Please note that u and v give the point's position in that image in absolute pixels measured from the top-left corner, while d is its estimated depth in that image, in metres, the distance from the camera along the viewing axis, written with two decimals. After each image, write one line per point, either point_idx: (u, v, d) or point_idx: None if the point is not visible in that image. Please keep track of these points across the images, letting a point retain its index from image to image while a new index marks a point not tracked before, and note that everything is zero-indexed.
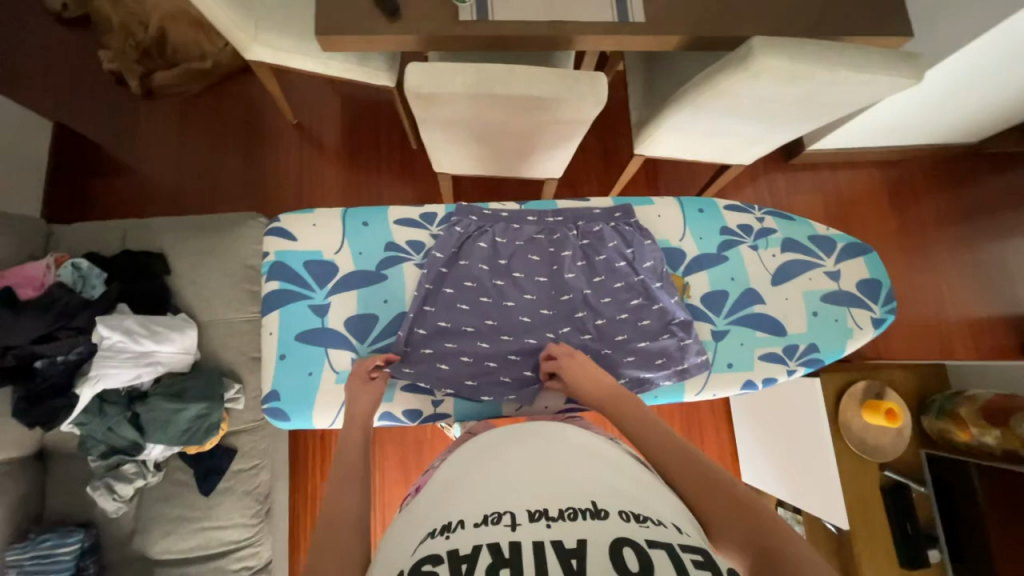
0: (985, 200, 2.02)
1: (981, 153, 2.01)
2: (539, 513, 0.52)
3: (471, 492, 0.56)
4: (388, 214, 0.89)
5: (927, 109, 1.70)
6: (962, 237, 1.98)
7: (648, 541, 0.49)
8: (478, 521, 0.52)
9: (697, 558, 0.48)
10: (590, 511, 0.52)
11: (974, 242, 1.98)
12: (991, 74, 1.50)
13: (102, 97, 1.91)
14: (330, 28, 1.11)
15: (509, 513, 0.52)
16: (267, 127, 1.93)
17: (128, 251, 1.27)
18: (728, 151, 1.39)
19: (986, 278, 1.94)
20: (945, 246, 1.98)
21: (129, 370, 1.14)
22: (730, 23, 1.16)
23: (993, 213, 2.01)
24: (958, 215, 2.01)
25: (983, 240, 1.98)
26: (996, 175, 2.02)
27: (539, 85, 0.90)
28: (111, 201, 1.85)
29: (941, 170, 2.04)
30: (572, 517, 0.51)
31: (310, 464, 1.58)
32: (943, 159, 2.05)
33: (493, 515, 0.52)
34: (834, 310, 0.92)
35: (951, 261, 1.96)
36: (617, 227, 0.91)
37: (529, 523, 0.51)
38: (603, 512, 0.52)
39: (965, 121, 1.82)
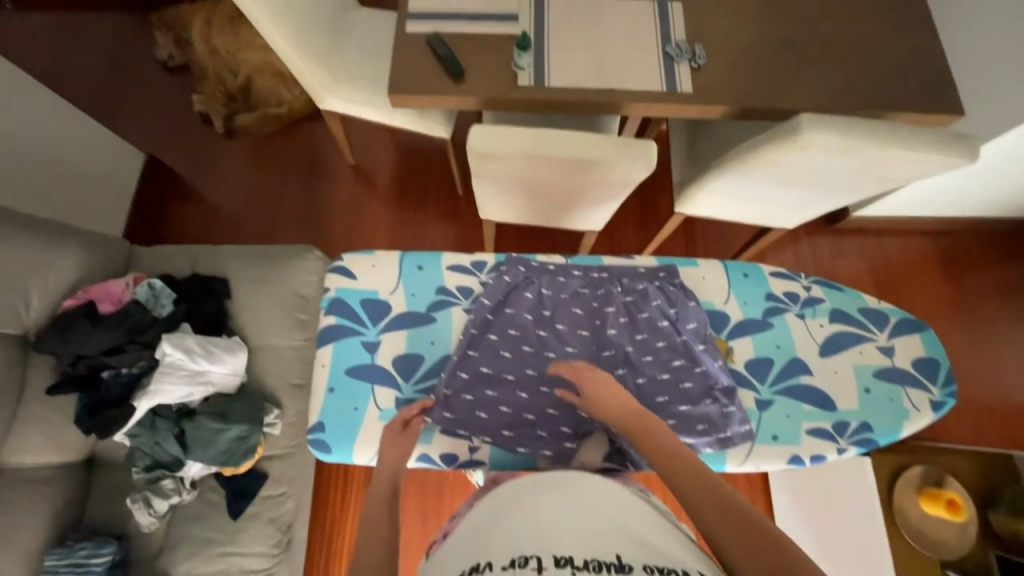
0: None
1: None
2: (565, 560, 0.54)
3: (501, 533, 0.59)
4: (441, 259, 0.94)
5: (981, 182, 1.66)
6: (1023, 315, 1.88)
7: None
8: (506, 563, 0.54)
9: None
10: (614, 565, 0.54)
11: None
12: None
13: (189, 133, 2.14)
14: (401, 87, 1.23)
15: (536, 557, 0.54)
16: (328, 166, 2.10)
17: (196, 274, 1.38)
18: (771, 215, 1.40)
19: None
20: (1005, 324, 1.87)
21: (183, 388, 1.22)
22: (778, 97, 1.20)
23: None
24: (1019, 292, 1.91)
25: None
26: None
27: (593, 149, 0.96)
28: (183, 225, 2.03)
29: (998, 244, 1.96)
30: (594, 568, 0.53)
31: (330, 496, 1.58)
32: (999, 233, 1.97)
33: (522, 558, 0.54)
34: (887, 388, 0.89)
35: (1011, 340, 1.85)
36: (661, 286, 0.92)
37: (555, 569, 0.53)
38: (627, 567, 0.53)
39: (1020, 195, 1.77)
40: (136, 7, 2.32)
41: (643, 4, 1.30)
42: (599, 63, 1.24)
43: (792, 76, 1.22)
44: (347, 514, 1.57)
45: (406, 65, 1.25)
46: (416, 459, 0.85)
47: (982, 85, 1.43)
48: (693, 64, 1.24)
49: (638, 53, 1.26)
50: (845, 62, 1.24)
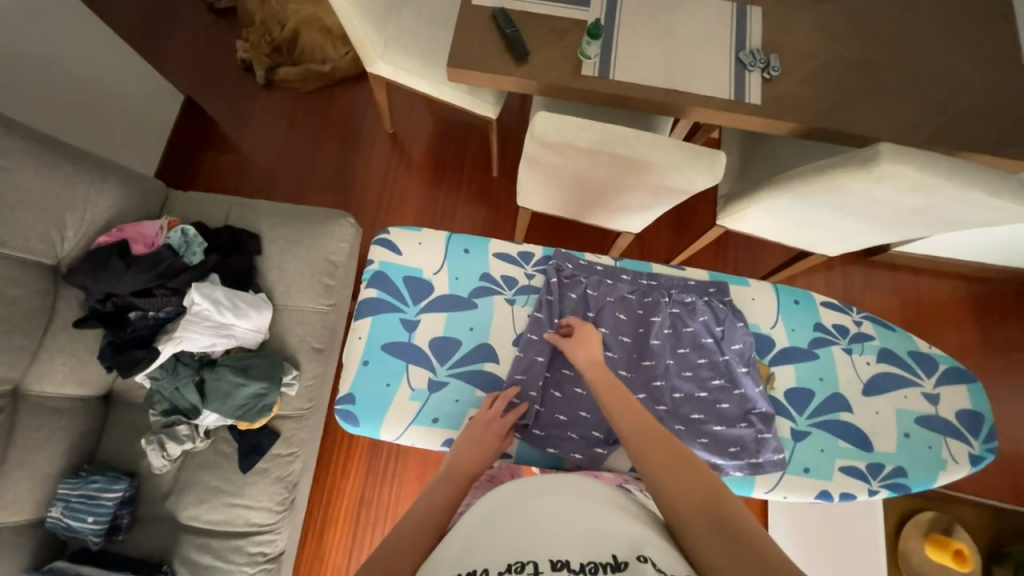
0: None
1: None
2: (562, 563, 0.50)
3: (490, 537, 0.54)
4: (489, 247, 0.92)
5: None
6: None
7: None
8: (501, 570, 0.50)
9: None
10: (610, 565, 0.50)
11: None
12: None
13: (230, 81, 2.11)
14: (461, 61, 1.19)
15: (533, 562, 0.50)
16: (364, 131, 2.06)
17: (230, 227, 1.36)
18: (817, 240, 1.36)
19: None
20: None
21: (207, 337, 1.22)
22: (850, 121, 1.15)
23: None
24: None
25: None
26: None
27: (658, 152, 0.93)
28: (215, 172, 2.01)
29: None
30: (593, 571, 0.49)
31: (335, 461, 1.60)
32: None
33: (517, 564, 0.50)
34: (927, 436, 0.87)
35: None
36: (710, 302, 0.90)
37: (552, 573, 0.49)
38: (624, 566, 0.50)
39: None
40: None
41: (723, 5, 1.25)
42: (668, 62, 1.19)
43: (867, 100, 1.17)
44: (349, 481, 1.58)
45: (469, 38, 1.20)
46: (443, 444, 0.82)
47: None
48: (765, 75, 1.19)
49: (709, 55, 1.21)
50: (923, 93, 1.18)
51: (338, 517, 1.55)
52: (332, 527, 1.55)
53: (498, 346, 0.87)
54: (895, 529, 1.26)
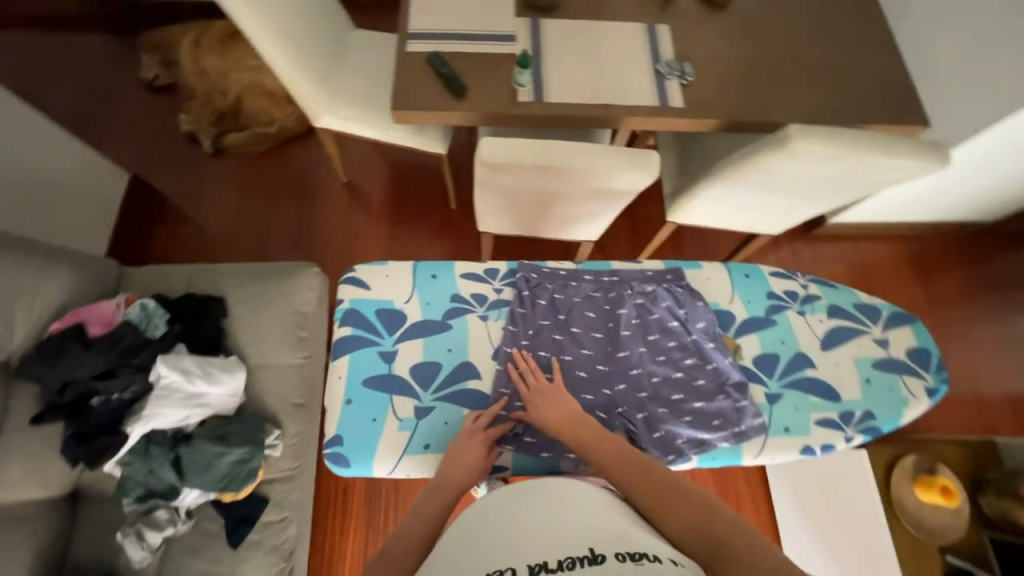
0: (1003, 276, 2.07)
1: (987, 232, 2.12)
2: (539, 566, 0.50)
3: (469, 554, 0.54)
4: (455, 269, 0.95)
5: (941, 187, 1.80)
6: (986, 312, 2.02)
7: None
8: None
9: None
10: (587, 559, 0.50)
11: (995, 314, 2.01)
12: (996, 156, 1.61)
13: (177, 154, 2.11)
14: (404, 103, 1.25)
15: (510, 569, 0.50)
16: (321, 184, 2.10)
17: (191, 294, 1.34)
18: (759, 220, 1.47)
19: (1016, 351, 1.93)
20: (972, 320, 2.00)
21: (179, 410, 1.17)
22: (762, 111, 1.28)
23: (1011, 288, 2.05)
24: (980, 289, 2.05)
25: (1006, 315, 2.01)
26: (1008, 253, 2.10)
27: (597, 159, 1.01)
28: (170, 246, 1.97)
29: (959, 247, 2.11)
30: (569, 567, 0.49)
31: (329, 519, 1.53)
32: (959, 236, 2.13)
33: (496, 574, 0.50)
34: (886, 377, 0.93)
35: (970, 334, 1.98)
36: (669, 287, 0.96)
37: None
38: (601, 559, 0.49)
39: (974, 202, 1.92)
40: (120, 30, 2.30)
41: (634, 26, 1.38)
42: (595, 81, 1.30)
43: (774, 91, 1.31)
44: (348, 536, 1.51)
45: (408, 81, 1.28)
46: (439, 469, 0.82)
47: (941, 101, 1.56)
48: (682, 81, 1.31)
49: (630, 70, 1.33)
50: (820, 79, 1.33)
51: None
52: None
53: (479, 362, 0.88)
54: (885, 479, 1.32)
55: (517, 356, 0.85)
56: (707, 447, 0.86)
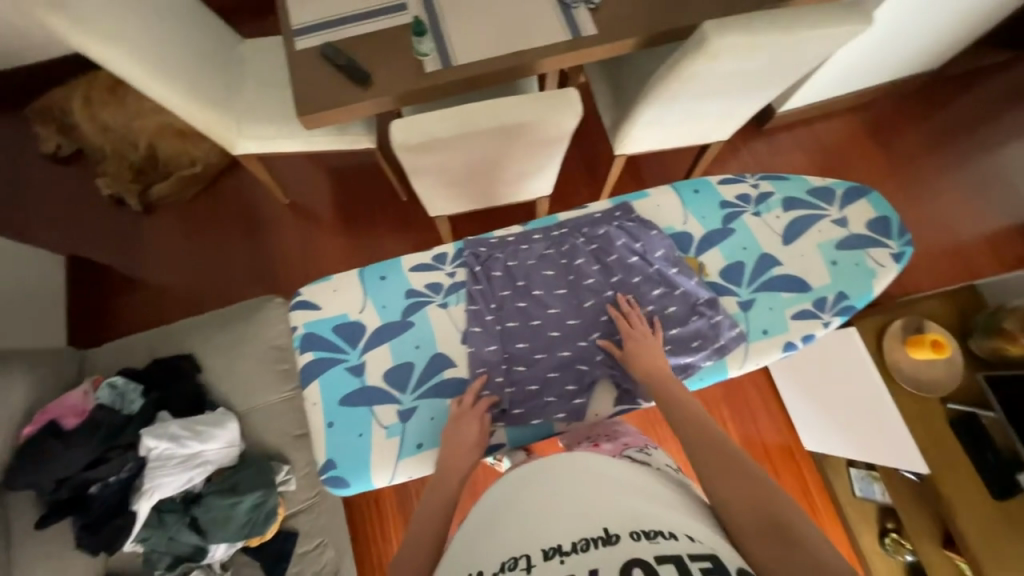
0: (959, 120, 2.06)
1: (933, 82, 2.10)
2: (552, 550, 0.51)
3: (485, 545, 0.57)
4: (402, 264, 0.91)
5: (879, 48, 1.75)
6: (949, 160, 2.01)
7: (656, 556, 0.49)
8: (495, 569, 0.53)
9: (706, 566, 0.49)
10: (602, 539, 0.52)
11: (959, 159, 2.01)
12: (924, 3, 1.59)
13: (107, 221, 2.01)
14: (311, 107, 1.18)
15: (525, 555, 0.52)
16: (265, 211, 2.01)
17: (159, 359, 1.30)
18: (706, 129, 1.42)
19: (983, 191, 1.95)
20: (937, 171, 2.00)
21: (180, 475, 1.15)
22: (679, 15, 1.21)
23: (969, 130, 2.04)
24: (940, 139, 2.04)
25: (970, 157, 2.01)
26: (959, 96, 2.08)
27: (514, 113, 0.96)
28: (132, 315, 1.91)
29: (911, 102, 2.09)
30: (584, 548, 0.51)
31: (369, 532, 1.56)
32: (910, 92, 2.10)
33: (510, 561, 0.52)
34: (851, 254, 0.92)
35: (939, 185, 1.98)
36: (620, 225, 0.93)
37: (544, 562, 0.51)
38: (615, 538, 0.52)
39: (915, 55, 1.89)
40: (4, 108, 2.14)
41: None
42: (501, 30, 1.23)
43: None
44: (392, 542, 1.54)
45: (307, 82, 1.19)
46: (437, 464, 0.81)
47: None
48: (589, 6, 1.24)
49: (533, 9, 1.25)
50: None
51: None
52: None
53: (450, 351, 0.86)
54: (878, 347, 1.34)
55: (622, 302, 0.87)
56: (692, 370, 0.86)
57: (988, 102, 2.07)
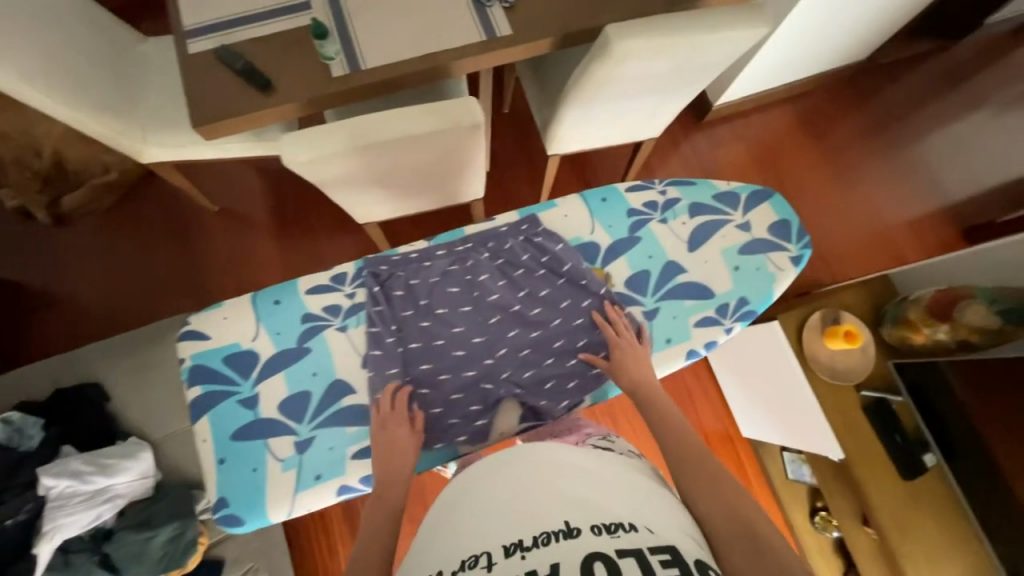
0: (898, 102, 1.99)
1: (880, 63, 2.02)
2: (514, 545, 0.50)
3: (445, 544, 0.55)
4: (298, 288, 0.87)
5: (817, 35, 1.65)
6: (879, 147, 1.96)
7: (618, 551, 0.48)
8: (456, 568, 0.51)
9: (665, 558, 0.48)
10: (564, 533, 0.51)
11: (903, 142, 1.95)
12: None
13: (13, 235, 1.86)
14: (209, 116, 1.10)
15: (486, 553, 0.51)
16: (190, 219, 1.89)
17: (60, 389, 1.22)
18: (637, 129, 1.40)
19: (920, 177, 1.91)
20: (868, 159, 1.95)
21: (86, 512, 1.07)
22: (594, 14, 1.18)
23: (904, 117, 1.98)
24: (876, 129, 1.97)
25: (904, 144, 1.95)
26: (904, 77, 2.02)
27: (411, 124, 0.91)
28: (45, 336, 1.78)
29: (846, 88, 2.01)
30: (545, 541, 0.50)
31: (314, 551, 1.46)
32: (846, 79, 2.02)
33: (472, 558, 0.51)
34: (752, 259, 0.94)
35: (881, 171, 1.93)
36: (527, 237, 0.92)
37: (505, 559, 0.49)
38: (576, 531, 0.51)
39: (857, 38, 1.79)
40: None
41: None
42: (412, 31, 1.17)
43: None
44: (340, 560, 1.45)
45: (203, 89, 1.11)
46: (338, 493, 0.79)
47: None
48: (504, 5, 1.19)
49: (447, 8, 1.19)
50: None
51: None
52: None
53: (349, 376, 0.83)
54: (797, 339, 1.38)
55: (610, 310, 0.87)
56: (600, 382, 0.86)
57: (934, 81, 2.01)
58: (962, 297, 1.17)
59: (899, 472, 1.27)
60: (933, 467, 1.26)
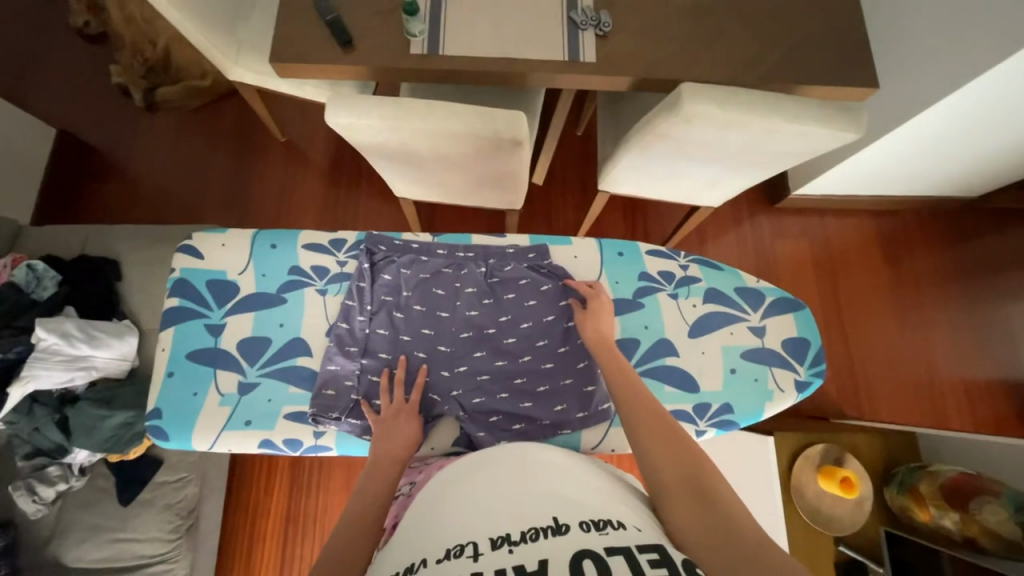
0: (996, 255, 1.79)
1: (990, 207, 1.81)
2: (502, 539, 0.51)
3: (438, 524, 0.56)
4: (296, 241, 0.98)
5: (927, 158, 1.51)
6: (962, 295, 1.76)
7: (607, 549, 0.49)
8: (440, 557, 0.51)
9: (654, 557, 0.49)
10: (552, 529, 0.51)
11: (985, 298, 1.75)
12: (993, 122, 1.32)
13: (109, 107, 2.04)
14: (286, 56, 1.15)
15: (472, 543, 0.51)
16: (257, 141, 2.00)
17: (84, 256, 1.32)
18: (694, 194, 1.33)
19: (992, 337, 1.71)
20: (944, 303, 1.76)
21: (61, 372, 1.14)
22: (682, 68, 1.14)
23: (997, 273, 1.77)
24: (961, 272, 1.79)
25: (989, 300, 1.75)
26: (1014, 229, 1.79)
27: (457, 121, 0.93)
28: (101, 204, 1.94)
29: (942, 221, 1.83)
30: (533, 538, 0.51)
31: (253, 478, 1.49)
32: (948, 211, 1.84)
33: (456, 548, 0.51)
34: (753, 369, 0.94)
35: (949, 322, 1.74)
36: (529, 266, 0.95)
37: (492, 551, 0.50)
38: (564, 528, 0.51)
39: (974, 171, 1.59)
40: None
41: None
42: (499, 32, 1.17)
43: (701, 45, 1.16)
44: (274, 497, 1.48)
45: (292, 31, 1.17)
46: (259, 445, 0.87)
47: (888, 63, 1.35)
48: (598, 32, 1.16)
49: (540, 20, 1.19)
50: (756, 31, 1.17)
51: (266, 534, 1.46)
52: (261, 547, 1.45)
53: (310, 339, 0.93)
54: (787, 470, 1.26)
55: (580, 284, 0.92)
56: (547, 434, 0.85)
57: None
58: (988, 490, 1.04)
59: None
60: None
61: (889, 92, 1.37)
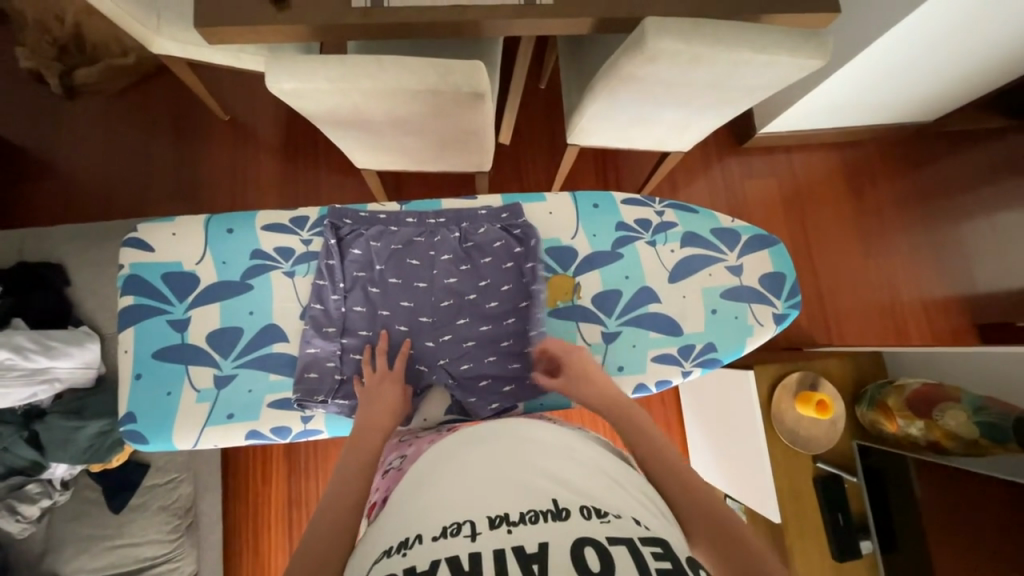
0: (951, 178, 1.85)
1: (945, 130, 1.85)
2: (500, 518, 0.52)
3: (432, 500, 0.56)
4: (254, 223, 0.92)
5: (889, 84, 1.52)
6: (921, 219, 1.83)
7: (609, 538, 0.50)
8: (436, 534, 0.51)
9: (656, 550, 0.50)
10: (552, 512, 0.52)
11: (942, 220, 1.83)
12: (952, 41, 1.32)
13: (22, 97, 1.84)
14: (213, 20, 1.04)
15: (469, 522, 0.52)
16: (199, 122, 1.84)
17: (23, 263, 1.23)
18: (664, 139, 1.30)
19: (948, 257, 1.80)
20: (905, 228, 1.83)
21: (22, 388, 1.06)
22: (643, 3, 1.08)
23: (953, 194, 1.84)
24: (920, 197, 1.85)
25: (945, 222, 1.82)
26: (966, 150, 1.85)
27: (412, 77, 0.86)
28: (33, 206, 1.78)
29: (901, 148, 1.87)
30: (532, 520, 0.52)
31: (249, 470, 1.48)
32: (907, 138, 1.87)
33: (453, 526, 0.52)
34: (732, 307, 0.95)
35: (909, 246, 1.81)
36: (503, 227, 0.92)
37: (490, 530, 0.51)
38: (565, 512, 0.53)
39: (932, 94, 1.61)
40: None
41: None
42: None
43: None
44: (272, 486, 1.47)
45: None
46: (243, 437, 0.85)
47: None
48: None
49: None
50: None
51: (268, 523, 1.46)
52: (265, 535, 1.45)
53: (284, 323, 0.89)
54: (767, 398, 1.30)
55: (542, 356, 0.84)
56: (538, 392, 0.86)
57: (1002, 161, 1.84)
58: (948, 395, 1.11)
59: (830, 551, 1.22)
60: (868, 555, 1.21)
61: (851, 18, 1.35)
